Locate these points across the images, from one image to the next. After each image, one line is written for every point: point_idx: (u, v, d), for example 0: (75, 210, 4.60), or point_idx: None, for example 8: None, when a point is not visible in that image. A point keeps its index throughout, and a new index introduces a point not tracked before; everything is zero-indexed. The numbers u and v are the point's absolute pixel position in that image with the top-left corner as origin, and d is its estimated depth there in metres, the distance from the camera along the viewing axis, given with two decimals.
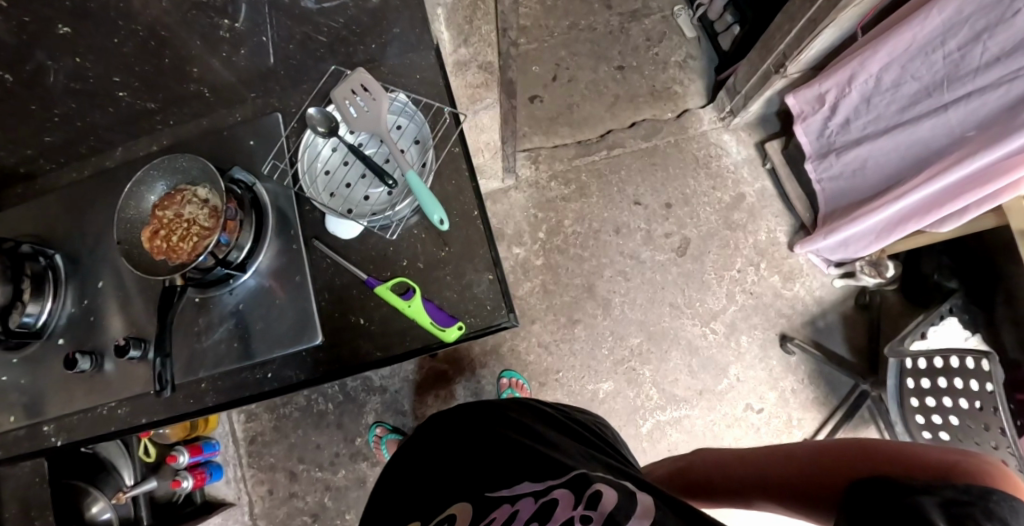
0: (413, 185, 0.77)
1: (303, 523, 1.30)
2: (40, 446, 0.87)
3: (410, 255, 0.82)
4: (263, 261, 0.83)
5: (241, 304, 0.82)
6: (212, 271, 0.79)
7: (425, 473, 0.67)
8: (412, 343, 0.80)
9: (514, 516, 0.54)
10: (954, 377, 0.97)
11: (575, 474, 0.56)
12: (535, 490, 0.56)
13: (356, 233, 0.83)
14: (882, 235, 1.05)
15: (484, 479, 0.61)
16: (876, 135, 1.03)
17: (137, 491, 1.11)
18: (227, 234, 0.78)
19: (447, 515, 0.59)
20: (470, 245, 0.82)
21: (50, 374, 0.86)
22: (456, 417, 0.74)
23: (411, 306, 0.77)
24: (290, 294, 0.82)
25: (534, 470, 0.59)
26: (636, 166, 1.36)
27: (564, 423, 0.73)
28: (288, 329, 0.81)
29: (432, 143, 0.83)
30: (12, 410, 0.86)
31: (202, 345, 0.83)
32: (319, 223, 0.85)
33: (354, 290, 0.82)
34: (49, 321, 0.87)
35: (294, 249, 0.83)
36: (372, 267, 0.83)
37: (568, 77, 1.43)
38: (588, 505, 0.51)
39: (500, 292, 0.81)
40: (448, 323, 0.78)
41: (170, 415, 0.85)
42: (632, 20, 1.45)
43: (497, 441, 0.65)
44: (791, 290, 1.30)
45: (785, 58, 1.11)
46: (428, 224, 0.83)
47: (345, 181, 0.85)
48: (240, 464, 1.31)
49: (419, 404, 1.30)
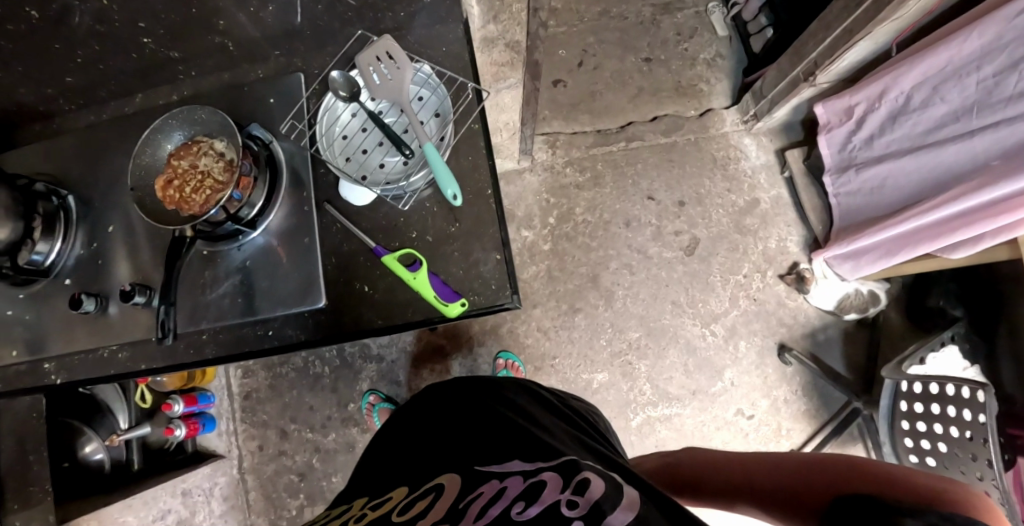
0: (430, 158, 0.77)
1: (289, 482, 1.29)
2: (38, 383, 0.89)
3: (419, 227, 0.83)
4: (273, 221, 0.85)
5: (248, 261, 0.85)
6: (222, 226, 0.81)
7: (415, 442, 0.68)
8: (414, 315, 0.81)
9: (500, 492, 0.53)
10: (947, 405, 0.93)
11: (565, 459, 0.57)
12: (525, 470, 0.56)
13: (368, 201, 0.84)
14: (892, 255, 1.04)
15: (473, 453, 0.61)
16: (899, 153, 1.02)
17: (130, 436, 1.09)
18: (240, 191, 0.80)
19: (434, 484, 0.58)
20: (481, 223, 0.82)
21: (56, 313, 0.88)
22: (449, 393, 0.74)
23: (416, 278, 0.78)
24: (296, 256, 0.84)
25: (525, 451, 0.59)
26: (652, 161, 1.35)
27: (556, 405, 0.74)
28: (291, 289, 0.83)
29: (452, 117, 0.83)
30: (14, 345, 0.88)
31: (206, 298, 0.85)
32: (333, 188, 0.86)
33: (361, 257, 0.83)
34: (56, 261, 0.88)
35: (305, 211, 0.85)
36: (381, 236, 0.83)
37: (593, 64, 1.41)
38: (575, 491, 0.52)
39: (504, 274, 0.81)
40: (452, 299, 0.78)
41: (167, 364, 0.87)
42: (665, 13, 1.43)
43: (489, 418, 0.66)
44: (794, 300, 1.25)
45: (816, 66, 1.11)
46: (440, 199, 0.83)
47: (362, 146, 0.86)
48: (233, 418, 1.31)
49: (414, 376, 1.31)
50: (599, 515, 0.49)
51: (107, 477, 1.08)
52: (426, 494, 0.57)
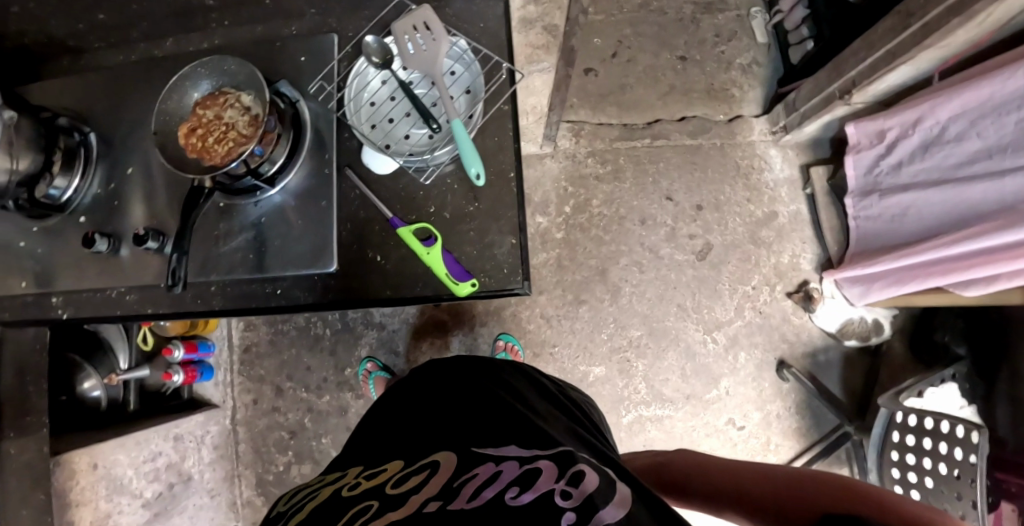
0: (456, 134, 0.76)
1: (279, 438, 1.31)
2: (43, 317, 0.89)
3: (438, 203, 0.82)
4: (293, 180, 0.85)
5: (263, 218, 0.85)
6: (241, 180, 0.80)
7: (411, 416, 0.67)
8: (423, 289, 0.81)
9: (496, 475, 0.52)
10: (939, 441, 0.95)
11: (562, 450, 0.56)
12: (521, 456, 0.55)
13: (389, 171, 0.83)
14: (904, 284, 1.04)
15: (470, 433, 0.59)
16: (926, 184, 1.01)
17: (129, 377, 1.09)
18: (262, 146, 0.78)
19: (429, 460, 0.56)
20: (500, 205, 0.81)
21: (67, 249, 0.88)
22: (451, 371, 0.74)
23: (429, 253, 0.77)
24: (312, 218, 0.83)
25: (522, 437, 0.58)
26: (675, 161, 1.34)
27: (553, 395, 0.74)
28: (304, 251, 0.83)
29: (484, 96, 0.81)
30: (22, 276, 0.89)
31: (218, 251, 0.86)
32: (355, 153, 0.85)
33: (376, 226, 0.83)
34: (73, 198, 0.88)
35: (324, 173, 0.84)
36: (398, 207, 0.83)
37: (627, 57, 1.39)
38: (570, 482, 0.51)
39: (518, 259, 0.80)
40: (463, 278, 0.77)
41: (173, 311, 0.88)
42: (705, 12, 1.40)
43: (487, 399, 0.65)
44: (800, 318, 1.25)
45: (853, 85, 1.10)
46: (462, 176, 0.82)
47: (389, 115, 0.84)
48: (230, 370, 1.32)
49: (413, 348, 1.32)
50: (592, 508, 0.49)
51: (102, 414, 1.09)
52: (421, 469, 0.55)
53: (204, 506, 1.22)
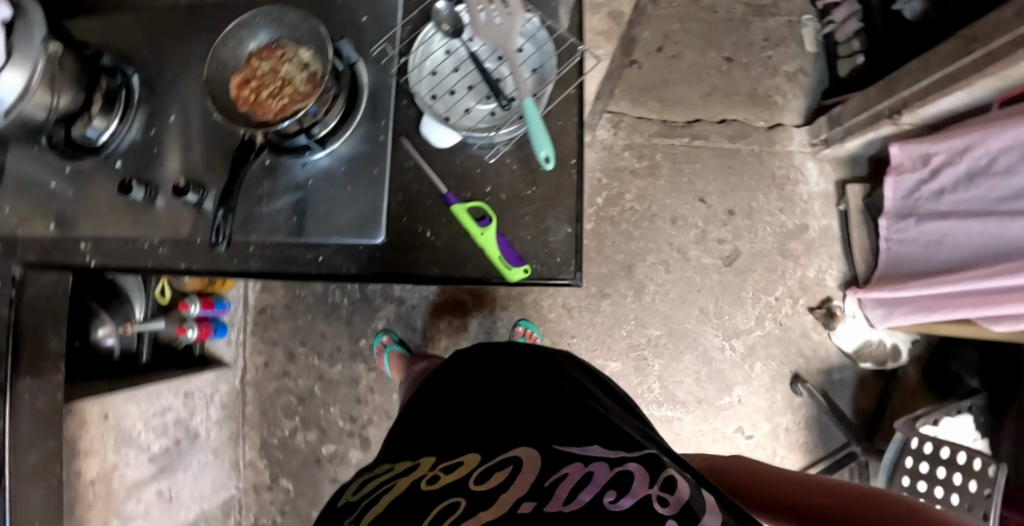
0: (526, 113, 0.72)
1: (288, 403, 1.30)
2: (70, 262, 0.86)
3: (495, 183, 0.81)
4: (344, 144, 0.81)
5: (310, 180, 0.82)
6: (292, 138, 0.77)
7: (478, 400, 0.67)
8: (471, 270, 0.80)
9: (588, 477, 0.52)
10: (953, 472, 0.97)
11: (648, 452, 0.55)
12: (608, 458, 0.54)
13: (448, 144, 0.81)
14: (931, 311, 1.04)
15: (550, 430, 0.59)
16: (968, 213, 1.00)
17: (144, 328, 1.06)
18: (317, 106, 0.74)
19: (510, 456, 0.56)
20: (559, 192, 0.80)
21: (98, 194, 0.85)
22: (514, 357, 0.72)
23: (484, 235, 0.75)
24: (361, 184, 0.80)
25: (606, 438, 0.58)
26: (711, 163, 1.33)
27: (616, 391, 0.74)
28: (350, 220, 0.80)
29: (554, 77, 0.78)
30: (49, 218, 0.85)
31: (259, 211, 0.83)
32: (412, 125, 0.84)
33: (428, 200, 0.81)
34: (109, 142, 0.84)
35: (379, 140, 0.80)
36: (454, 184, 0.81)
37: (672, 52, 1.36)
38: (664, 487, 0.50)
39: (573, 248, 0.79)
40: (516, 264, 0.76)
41: (209, 270, 0.86)
42: (757, 15, 1.38)
43: (560, 393, 0.65)
44: (819, 333, 1.26)
45: (904, 105, 1.09)
46: (521, 157, 0.81)
47: (451, 87, 0.82)
48: (243, 329, 1.31)
49: (431, 325, 1.31)
50: (693, 515, 0.47)
51: (114, 365, 1.06)
52: (503, 465, 0.55)
53: (207, 464, 1.21)
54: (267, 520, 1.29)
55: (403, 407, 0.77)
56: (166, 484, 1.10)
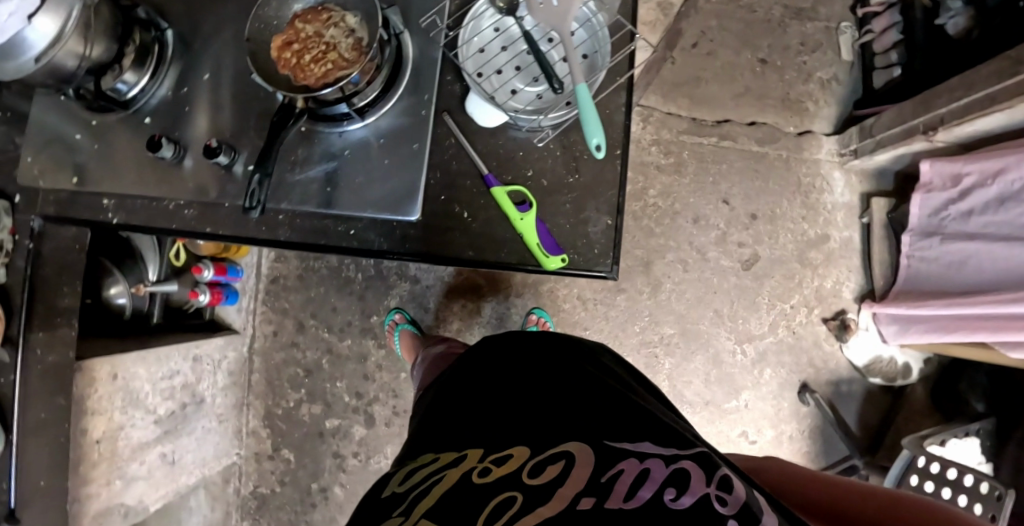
0: (579, 99, 0.70)
1: (294, 374, 1.30)
2: (91, 218, 0.84)
3: (537, 168, 0.81)
4: (383, 116, 0.80)
5: (346, 151, 0.80)
6: (331, 107, 0.75)
7: (519, 388, 0.67)
8: (507, 256, 0.80)
9: (645, 473, 0.53)
10: (960, 493, 0.98)
11: (700, 450, 0.57)
12: (662, 454, 0.55)
13: (491, 124, 0.80)
14: (948, 332, 1.04)
15: (600, 424, 0.60)
16: (995, 237, 0.99)
17: (157, 290, 1.03)
18: (360, 75, 0.72)
19: (561, 449, 0.57)
20: (602, 182, 0.81)
21: (125, 150, 0.82)
22: (553, 351, 0.73)
23: (523, 220, 0.77)
24: (400, 159, 0.79)
25: (656, 435, 0.59)
26: (738, 165, 1.31)
27: (645, 380, 0.77)
28: (385, 194, 0.78)
29: (608, 64, 0.77)
30: (71, 172, 0.82)
31: (292, 178, 0.81)
32: (455, 102, 0.83)
33: (467, 180, 0.81)
34: (138, 97, 0.81)
35: (421, 115, 0.79)
36: (495, 165, 0.81)
37: (707, 50, 1.34)
38: (721, 487, 0.51)
39: (610, 241, 0.81)
40: (553, 252, 0.78)
41: (237, 234, 0.84)
42: (795, 18, 1.36)
43: (603, 385, 0.66)
44: (831, 344, 1.26)
45: (940, 122, 1.07)
46: (565, 144, 0.81)
47: (498, 66, 0.80)
48: (255, 297, 1.30)
49: (444, 306, 1.30)
50: (753, 515, 0.48)
51: (125, 323, 1.04)
52: (556, 459, 0.56)
53: (211, 430, 1.20)
54: (266, 489, 1.29)
55: (434, 389, 0.78)
56: (169, 447, 1.09)
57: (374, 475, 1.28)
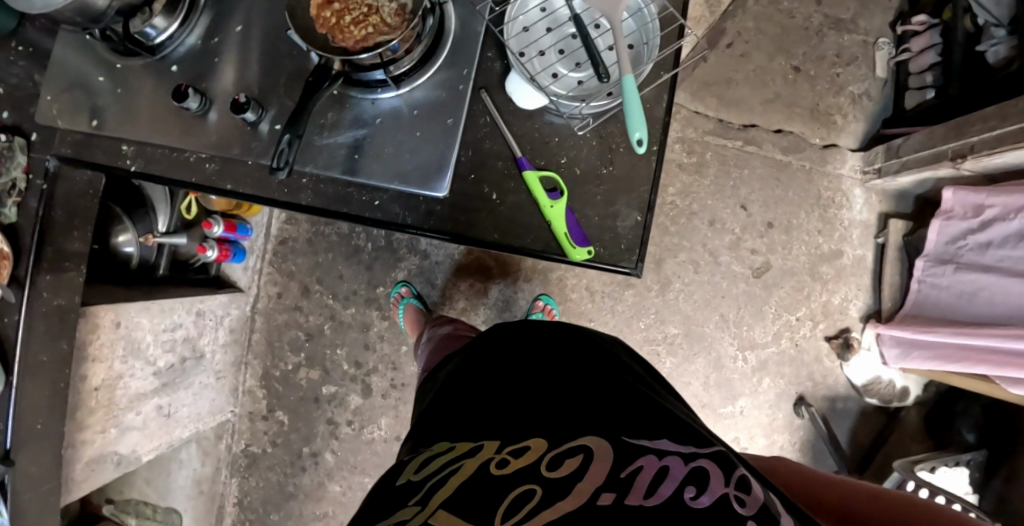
0: (624, 91, 0.69)
1: (295, 337, 1.29)
2: (109, 164, 0.82)
3: (571, 155, 0.82)
4: (419, 87, 0.77)
5: (378, 119, 0.78)
6: (367, 71, 0.73)
7: (535, 376, 0.68)
8: (532, 242, 0.82)
9: (664, 470, 0.53)
10: None
11: (716, 450, 0.57)
12: (681, 452, 0.56)
13: (527, 106, 0.80)
14: (949, 360, 1.05)
15: (618, 419, 0.60)
16: (1010, 272, 0.98)
17: (166, 242, 1.02)
18: (399, 43, 0.70)
19: (580, 443, 0.57)
20: (634, 177, 0.82)
21: (147, 97, 0.79)
22: (570, 343, 0.74)
23: (553, 207, 0.79)
24: (432, 133, 0.77)
25: (672, 433, 0.59)
26: (760, 172, 1.30)
27: (657, 375, 0.78)
28: (413, 166, 0.77)
29: (655, 57, 0.76)
30: (90, 113, 0.79)
31: (320, 142, 0.79)
32: (494, 78, 0.82)
33: (499, 161, 0.82)
34: (166, 43, 0.78)
35: (458, 89, 0.77)
36: (529, 149, 0.82)
37: (741, 51, 1.32)
38: (739, 488, 0.52)
39: (637, 237, 0.83)
40: (580, 244, 0.80)
41: (258, 195, 0.83)
42: (834, 28, 1.33)
43: (618, 381, 0.67)
44: (832, 360, 1.27)
45: (970, 150, 1.06)
46: (602, 135, 0.82)
47: (541, 47, 0.80)
48: (262, 257, 1.29)
49: (451, 284, 1.29)
50: (772, 516, 0.49)
51: (130, 272, 1.01)
52: (575, 452, 0.56)
53: (208, 385, 1.19)
54: (258, 448, 1.29)
55: (446, 372, 0.78)
56: (166, 399, 1.08)
57: (366, 444, 1.28)
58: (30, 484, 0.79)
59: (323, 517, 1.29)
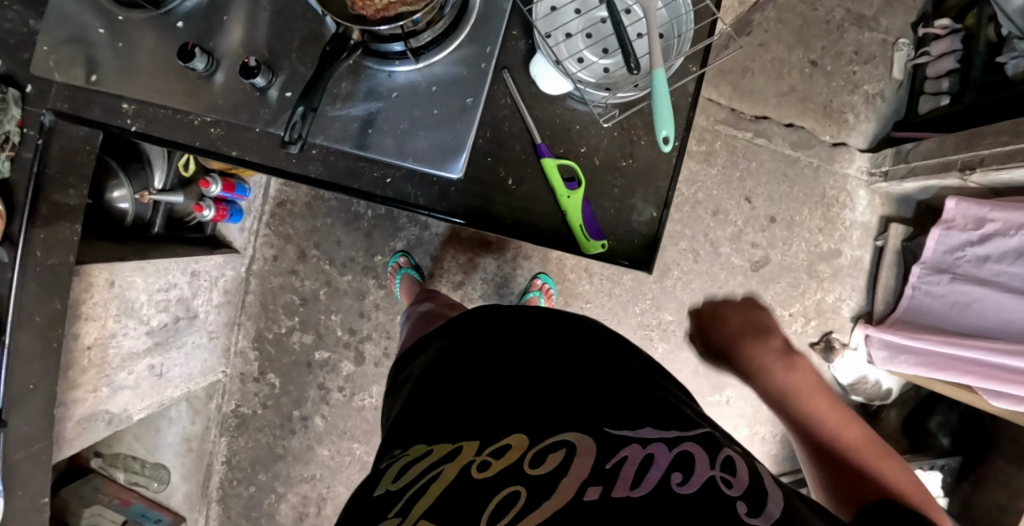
0: (655, 85, 0.65)
1: (290, 301, 1.28)
2: (109, 123, 0.79)
3: (591, 145, 0.81)
4: (438, 63, 0.74)
5: (394, 93, 0.74)
6: (387, 44, 0.69)
7: (519, 363, 0.67)
8: (546, 231, 0.81)
9: (649, 458, 0.53)
10: None
11: (700, 433, 0.58)
12: (665, 438, 0.56)
13: (548, 89, 0.77)
14: (936, 368, 1.08)
15: (601, 410, 0.60)
16: (1004, 287, 1.00)
17: (162, 199, 0.99)
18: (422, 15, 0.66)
19: (561, 438, 0.57)
20: (654, 170, 0.81)
21: (149, 52, 0.74)
22: (556, 330, 0.73)
23: (569, 198, 0.78)
24: (450, 111, 0.74)
25: (655, 419, 0.59)
26: (769, 166, 1.29)
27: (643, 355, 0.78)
28: (425, 144, 0.74)
29: (685, 52, 0.73)
30: (88, 65, 0.74)
31: (332, 114, 0.75)
32: (517, 58, 0.79)
33: (518, 146, 0.80)
34: None
35: (480, 68, 0.74)
36: (550, 136, 0.80)
37: (761, 39, 1.28)
38: (724, 469, 0.53)
39: (652, 233, 0.82)
40: (595, 237, 0.80)
41: (265, 162, 0.80)
42: (855, 24, 1.30)
43: (600, 365, 0.67)
44: (819, 357, 1.30)
45: (979, 162, 1.06)
46: (625, 126, 0.81)
47: (567, 28, 0.77)
48: (259, 219, 1.25)
49: (450, 256, 1.28)
50: (758, 499, 0.50)
51: (125, 230, 0.98)
52: (556, 447, 0.56)
53: (200, 345, 1.18)
54: (248, 409, 1.30)
55: (428, 355, 0.77)
56: (158, 359, 1.06)
57: (356, 411, 1.29)
58: (23, 443, 0.77)
59: (310, 479, 1.31)
